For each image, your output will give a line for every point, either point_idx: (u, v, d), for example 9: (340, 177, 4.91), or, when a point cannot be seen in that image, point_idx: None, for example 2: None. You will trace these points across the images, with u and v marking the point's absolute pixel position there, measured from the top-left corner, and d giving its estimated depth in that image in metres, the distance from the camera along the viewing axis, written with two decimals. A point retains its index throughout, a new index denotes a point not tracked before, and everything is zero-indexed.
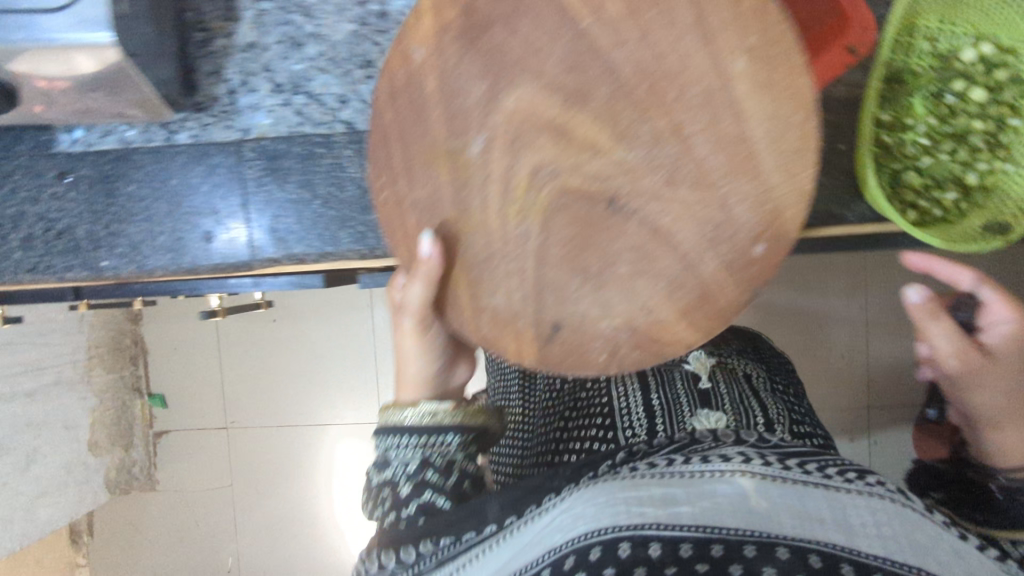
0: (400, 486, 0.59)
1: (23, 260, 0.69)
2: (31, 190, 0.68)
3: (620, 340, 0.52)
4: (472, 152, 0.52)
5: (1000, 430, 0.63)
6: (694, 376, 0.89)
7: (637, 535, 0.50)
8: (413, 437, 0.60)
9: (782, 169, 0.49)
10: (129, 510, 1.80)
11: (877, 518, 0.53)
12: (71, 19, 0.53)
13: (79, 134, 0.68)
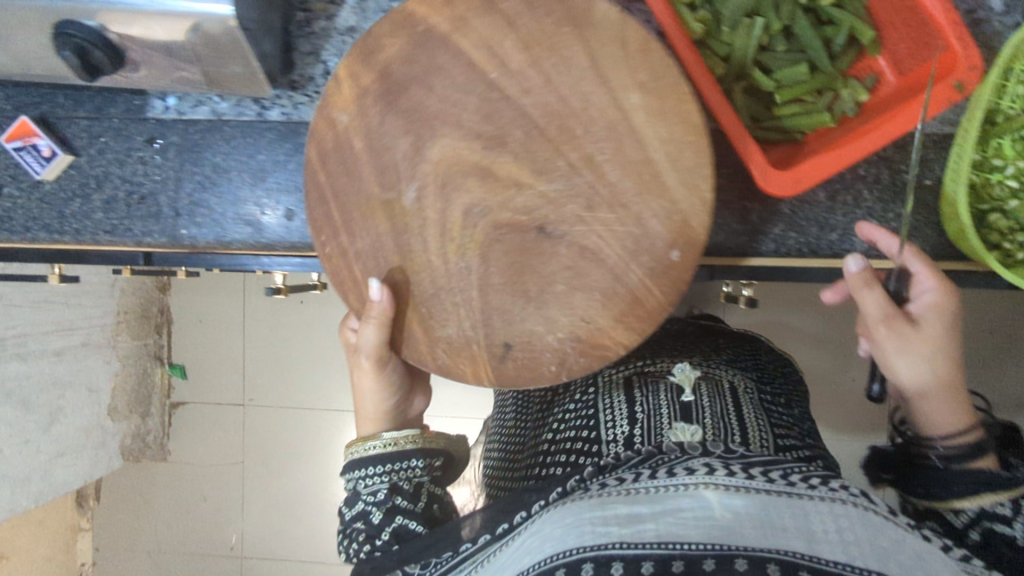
0: (371, 515, 0.70)
1: (103, 220, 0.71)
2: (121, 153, 0.70)
3: (566, 349, 0.64)
4: (404, 199, 0.65)
5: (926, 399, 0.69)
6: (679, 388, 0.83)
7: (600, 556, 0.51)
8: (380, 466, 0.72)
9: (683, 183, 0.62)
10: (138, 481, 1.78)
11: (842, 525, 0.53)
12: None
13: (174, 101, 0.70)
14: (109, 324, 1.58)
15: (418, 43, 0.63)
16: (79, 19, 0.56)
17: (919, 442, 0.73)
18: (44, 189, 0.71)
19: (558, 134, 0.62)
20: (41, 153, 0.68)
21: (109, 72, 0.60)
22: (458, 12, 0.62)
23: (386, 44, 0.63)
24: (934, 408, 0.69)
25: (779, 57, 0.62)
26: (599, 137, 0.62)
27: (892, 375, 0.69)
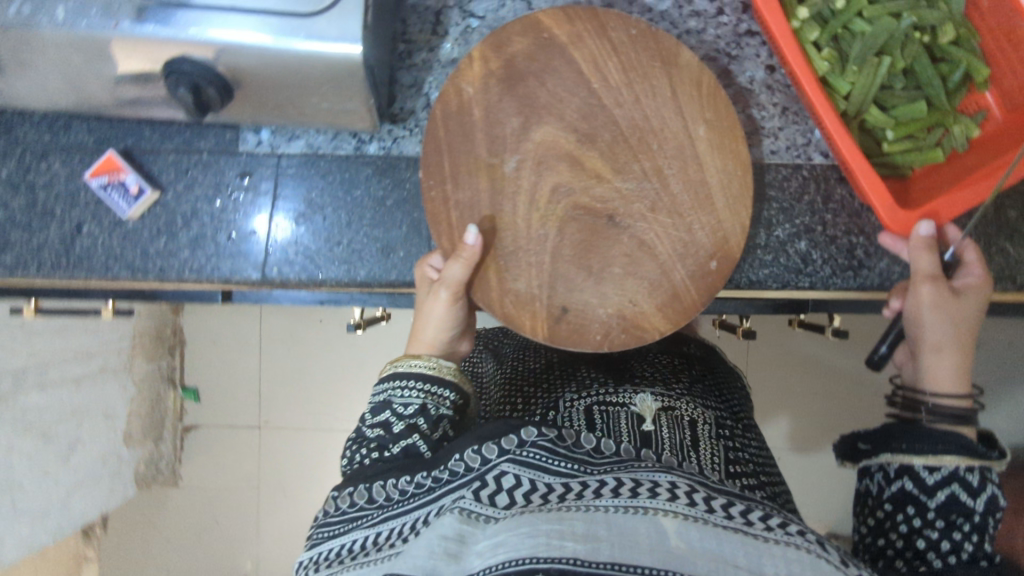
0: (393, 425, 0.63)
1: (188, 259, 0.70)
2: (211, 188, 0.71)
3: (611, 325, 0.63)
4: (506, 169, 0.63)
5: (940, 355, 0.63)
6: (640, 417, 0.74)
7: (554, 570, 0.43)
8: (418, 383, 0.65)
9: (729, 206, 0.64)
10: (149, 508, 1.51)
11: (794, 570, 0.45)
12: (338, 32, 0.53)
13: (267, 135, 0.71)
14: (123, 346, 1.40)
15: (542, 46, 0.63)
16: (191, 55, 0.54)
17: (908, 400, 0.66)
18: (126, 226, 0.69)
19: (638, 143, 0.63)
20: (128, 190, 0.68)
21: (217, 108, 0.58)
22: (579, 27, 0.63)
23: (516, 38, 0.63)
24: (944, 365, 0.63)
25: (898, 94, 0.66)
26: (672, 152, 0.63)
27: (912, 329, 0.64)
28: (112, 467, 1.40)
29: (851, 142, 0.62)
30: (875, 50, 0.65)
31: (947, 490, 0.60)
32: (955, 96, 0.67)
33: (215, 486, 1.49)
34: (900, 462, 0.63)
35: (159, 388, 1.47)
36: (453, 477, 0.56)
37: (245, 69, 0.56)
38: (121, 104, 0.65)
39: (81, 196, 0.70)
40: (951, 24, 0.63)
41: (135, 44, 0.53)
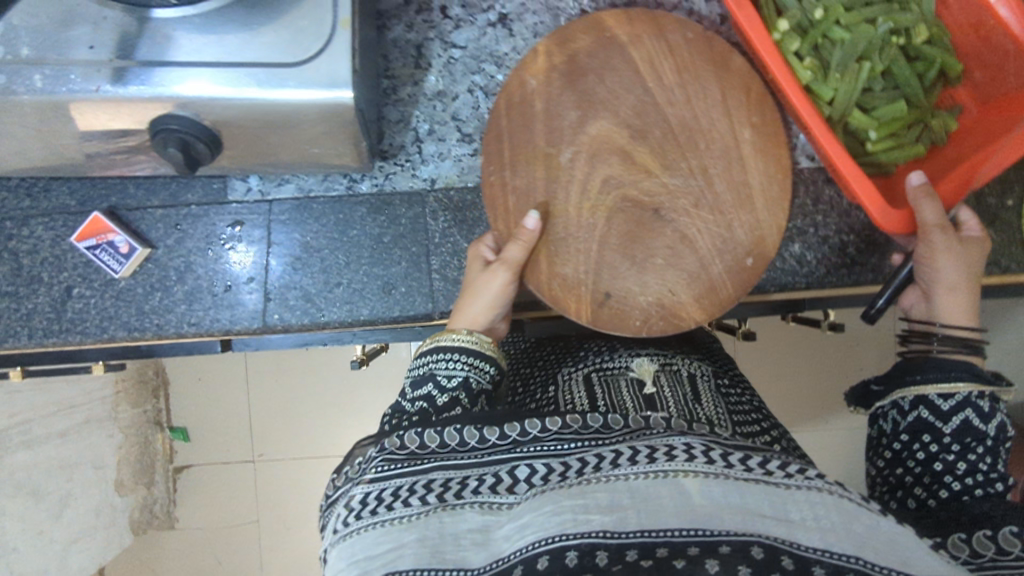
0: (437, 395, 0.60)
1: (185, 312, 0.73)
2: (202, 240, 0.74)
3: (651, 312, 0.64)
4: (562, 159, 0.64)
5: (951, 295, 0.64)
6: (640, 381, 0.74)
7: (585, 544, 0.45)
8: (459, 356, 0.62)
9: (771, 208, 0.64)
10: (137, 560, 1.32)
11: (819, 515, 0.47)
12: (326, 81, 0.52)
13: (255, 182, 0.75)
14: (108, 395, 1.26)
15: (606, 44, 0.65)
16: (176, 112, 0.53)
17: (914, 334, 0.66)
18: (117, 286, 0.73)
19: (687, 141, 0.64)
20: (118, 249, 0.71)
21: (207, 161, 0.57)
22: (638, 28, 0.65)
23: (579, 36, 0.65)
24: (958, 305, 0.64)
25: (878, 95, 0.68)
26: (718, 152, 0.64)
27: (926, 271, 0.64)
28: (106, 518, 1.26)
29: (840, 148, 0.62)
30: (855, 55, 0.67)
31: (962, 416, 0.61)
32: (931, 94, 0.70)
33: (210, 529, 1.32)
34: (914, 393, 0.63)
35: (147, 432, 1.30)
36: (459, 448, 0.54)
37: (231, 120, 0.54)
38: (93, 165, 0.64)
39: (67, 259, 0.73)
40: (924, 25, 0.67)
41: (117, 105, 0.52)
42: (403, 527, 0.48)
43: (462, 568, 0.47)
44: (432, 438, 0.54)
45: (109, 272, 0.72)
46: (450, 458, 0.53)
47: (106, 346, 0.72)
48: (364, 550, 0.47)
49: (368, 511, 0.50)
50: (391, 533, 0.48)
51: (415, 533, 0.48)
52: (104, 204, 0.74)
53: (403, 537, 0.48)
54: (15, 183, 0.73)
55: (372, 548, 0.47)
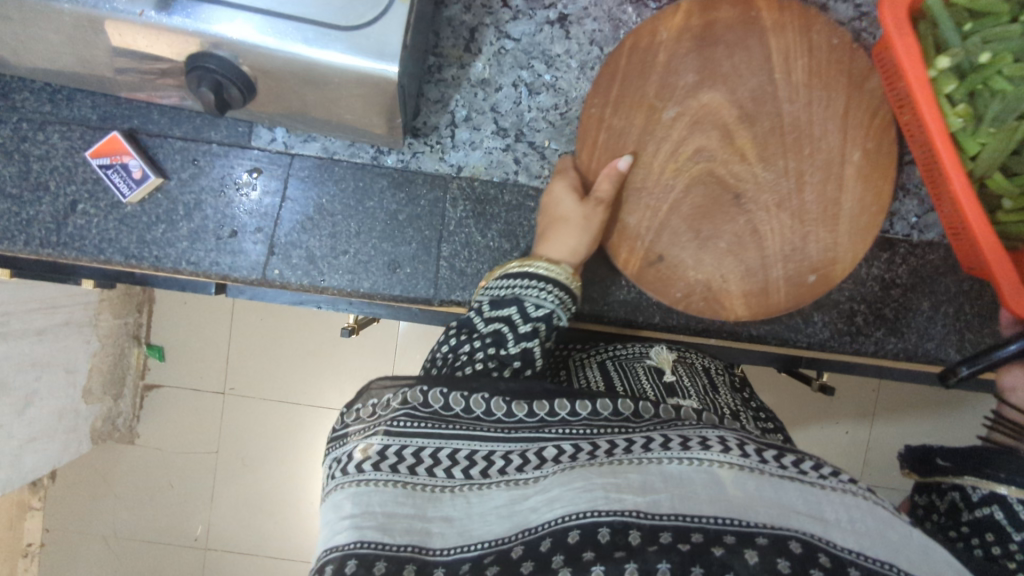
0: (520, 324, 0.63)
1: (186, 251, 0.73)
2: (216, 181, 0.73)
3: (695, 287, 0.67)
4: (665, 115, 0.66)
5: None
6: (658, 370, 0.73)
7: (618, 522, 0.46)
8: (552, 288, 0.66)
9: (849, 233, 0.65)
10: (90, 470, 1.31)
11: (855, 517, 0.47)
12: (377, 51, 0.51)
13: (281, 134, 0.74)
14: (91, 301, 1.19)
15: (748, 23, 0.65)
16: (218, 53, 0.51)
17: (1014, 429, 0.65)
18: (123, 210, 0.72)
19: (793, 141, 0.65)
20: (131, 173, 0.71)
21: (237, 106, 0.56)
22: (786, 18, 0.65)
23: (724, 7, 0.65)
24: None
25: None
26: (820, 161, 0.65)
27: None
28: (68, 421, 1.20)
29: (975, 202, 0.60)
30: (1015, 113, 0.62)
31: None
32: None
33: (170, 456, 1.30)
34: (988, 489, 0.60)
35: (124, 343, 1.27)
36: (483, 419, 0.56)
37: (269, 70, 0.53)
38: (120, 84, 0.62)
39: (77, 173, 0.72)
40: None
41: (159, 34, 0.50)
42: (426, 502, 0.50)
43: (488, 539, 0.48)
44: (458, 402, 0.57)
45: (117, 195, 0.72)
46: (478, 431, 0.55)
47: (100, 266, 0.72)
48: (380, 506, 0.48)
49: (388, 466, 0.51)
50: (412, 502, 0.50)
51: (440, 508, 0.50)
52: (124, 124, 0.73)
53: (426, 510, 0.49)
54: (39, 86, 0.72)
55: (393, 505, 0.49)
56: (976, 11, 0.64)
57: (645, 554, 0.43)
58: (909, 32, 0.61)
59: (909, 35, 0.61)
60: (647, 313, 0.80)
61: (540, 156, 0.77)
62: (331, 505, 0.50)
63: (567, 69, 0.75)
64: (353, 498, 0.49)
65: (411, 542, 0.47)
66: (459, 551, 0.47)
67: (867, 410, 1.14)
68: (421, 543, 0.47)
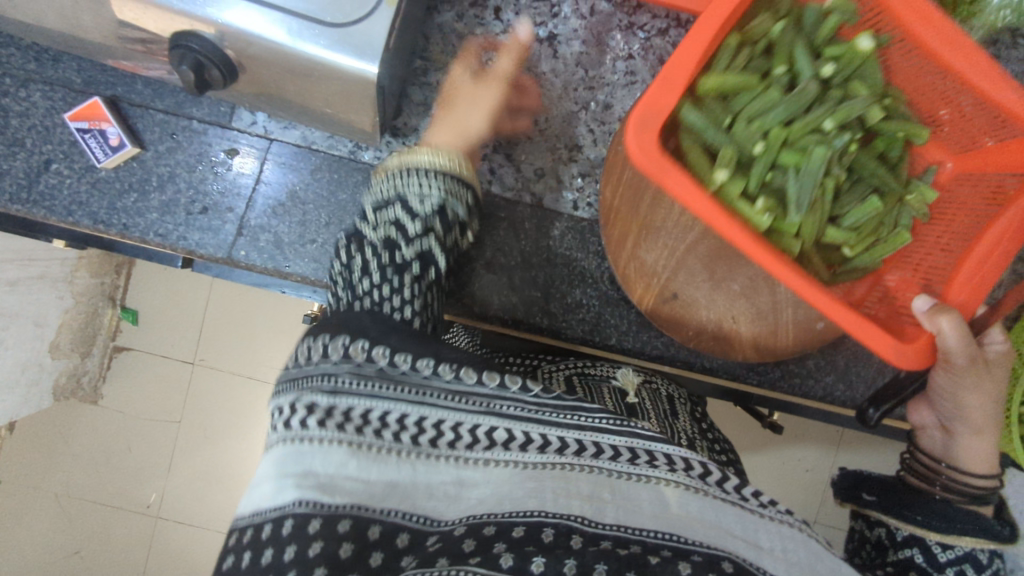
0: (409, 224, 0.62)
1: (155, 222, 0.74)
2: (193, 156, 0.75)
3: (707, 325, 0.68)
4: None
5: (976, 438, 0.64)
6: (622, 391, 0.76)
7: (563, 525, 0.49)
8: (439, 176, 0.63)
9: None
10: (43, 427, 1.30)
11: (789, 548, 0.52)
12: (355, 52, 0.53)
13: (262, 118, 0.76)
14: (69, 257, 1.15)
15: None
16: (200, 32, 0.52)
17: (923, 469, 0.67)
18: (96, 174, 0.74)
19: None
20: (109, 140, 0.73)
21: (218, 86, 0.57)
22: None
23: None
24: (976, 446, 0.64)
25: (845, 205, 0.58)
26: None
27: (949, 410, 0.64)
28: (31, 375, 1.16)
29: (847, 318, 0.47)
30: (813, 185, 0.54)
31: (957, 566, 0.63)
32: (902, 168, 0.60)
33: (128, 421, 1.30)
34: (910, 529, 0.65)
35: (99, 303, 1.25)
36: (431, 383, 0.53)
37: (253, 57, 0.55)
38: (105, 50, 0.63)
39: (55, 133, 0.74)
40: (876, 107, 0.56)
41: (145, 9, 0.52)
42: (369, 462, 0.49)
43: (431, 516, 0.50)
44: (384, 356, 0.52)
45: (92, 159, 0.73)
46: (427, 396, 0.53)
47: (68, 228, 0.74)
48: (322, 467, 0.48)
49: (334, 424, 0.49)
50: (359, 466, 0.49)
51: (382, 472, 0.50)
52: (108, 91, 0.75)
53: (370, 475, 0.49)
54: (27, 45, 0.73)
55: (333, 466, 0.48)
56: (727, 92, 0.55)
57: (584, 554, 0.47)
58: (674, 167, 0.45)
59: (677, 171, 0.45)
60: (604, 333, 0.79)
61: (515, 169, 0.79)
62: (270, 460, 0.49)
63: (551, 87, 0.78)
64: (292, 458, 0.48)
65: (352, 500, 0.48)
66: (399, 516, 0.49)
67: (833, 437, 1.15)
68: (362, 501, 0.48)
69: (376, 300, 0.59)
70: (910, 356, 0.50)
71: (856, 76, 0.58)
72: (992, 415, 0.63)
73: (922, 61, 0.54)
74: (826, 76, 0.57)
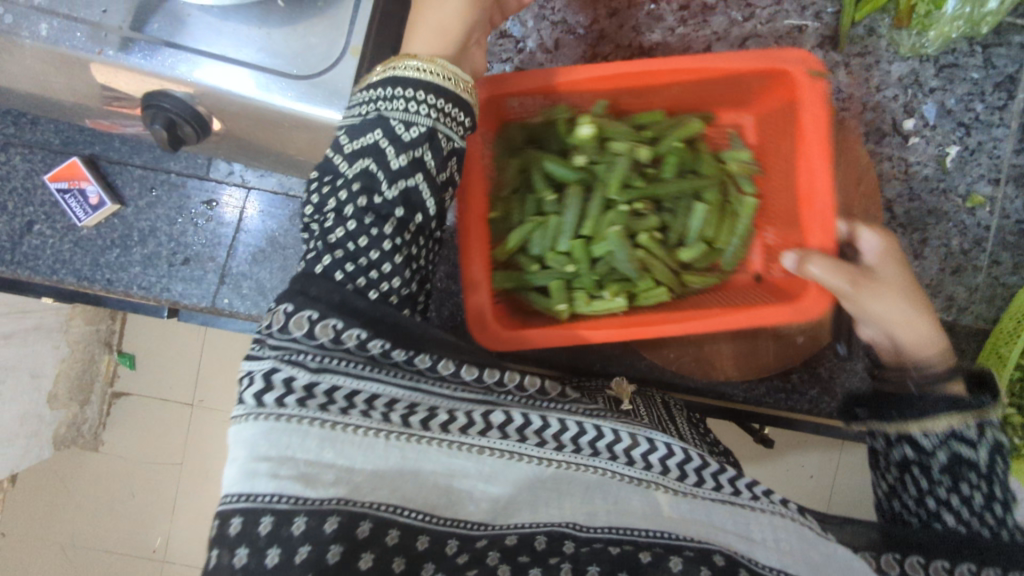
0: (391, 160, 0.53)
1: (138, 275, 0.76)
2: (173, 209, 0.77)
3: (686, 351, 0.75)
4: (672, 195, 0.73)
5: (910, 325, 0.61)
6: (615, 399, 0.69)
7: (554, 531, 0.48)
8: (432, 99, 0.54)
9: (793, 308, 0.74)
10: (43, 479, 1.30)
11: (780, 537, 0.50)
12: (327, 100, 0.54)
13: (239, 168, 0.77)
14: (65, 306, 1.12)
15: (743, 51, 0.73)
16: (171, 91, 0.54)
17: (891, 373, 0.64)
18: (79, 232, 0.76)
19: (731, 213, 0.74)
20: (88, 199, 0.75)
21: (191, 142, 0.58)
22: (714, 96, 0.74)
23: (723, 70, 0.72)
24: (919, 331, 0.61)
25: (687, 227, 0.73)
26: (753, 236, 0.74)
27: (872, 325, 0.64)
28: (28, 427, 1.15)
29: (744, 317, 0.60)
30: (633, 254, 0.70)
31: (948, 451, 0.57)
32: (704, 161, 0.74)
33: (125, 469, 1.29)
34: (894, 428, 0.61)
35: (94, 351, 1.22)
36: (426, 372, 0.52)
37: (223, 110, 0.55)
38: (80, 110, 0.64)
39: (35, 195, 0.76)
40: (637, 146, 0.71)
41: (116, 71, 0.53)
42: (352, 448, 0.45)
43: (423, 510, 0.46)
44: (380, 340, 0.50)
45: (73, 218, 0.75)
46: (422, 382, 0.51)
47: (52, 286, 0.76)
48: (302, 453, 0.44)
49: (315, 404, 0.46)
50: (337, 450, 0.45)
51: (365, 459, 0.46)
52: (87, 151, 0.77)
53: (352, 461, 0.45)
54: (4, 110, 0.75)
55: (313, 452, 0.44)
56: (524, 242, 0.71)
57: (577, 558, 0.47)
58: (510, 337, 0.62)
59: (513, 338, 0.62)
60: (587, 360, 0.81)
61: None
62: (240, 440, 0.44)
63: None
64: (265, 439, 0.44)
65: (335, 494, 0.43)
66: (388, 510, 0.45)
67: (838, 446, 1.12)
68: (348, 495, 0.44)
69: (355, 257, 0.52)
70: (816, 306, 0.60)
71: (608, 139, 0.72)
72: (909, 298, 0.62)
73: (646, 91, 0.69)
74: (583, 164, 0.72)
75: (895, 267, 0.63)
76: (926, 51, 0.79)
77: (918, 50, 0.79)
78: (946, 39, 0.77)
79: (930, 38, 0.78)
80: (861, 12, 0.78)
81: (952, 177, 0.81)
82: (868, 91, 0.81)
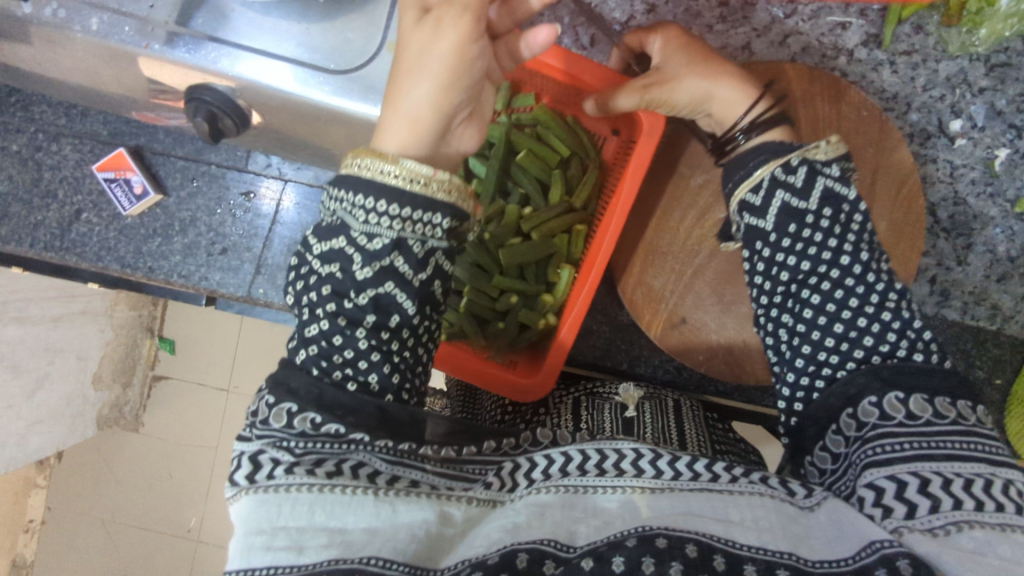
0: (356, 270, 0.47)
1: (178, 264, 0.79)
2: (213, 201, 0.79)
3: (716, 351, 0.74)
4: (692, 182, 0.73)
5: (717, 98, 0.61)
6: (622, 406, 0.70)
7: (535, 550, 0.41)
8: (394, 207, 0.46)
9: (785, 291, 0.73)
10: (87, 458, 1.35)
11: (759, 516, 0.43)
12: (363, 93, 0.54)
13: (276, 161, 0.79)
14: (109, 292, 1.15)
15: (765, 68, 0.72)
16: (213, 85, 0.55)
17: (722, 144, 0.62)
18: (123, 221, 0.79)
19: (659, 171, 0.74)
20: (132, 188, 0.77)
21: (230, 134, 0.60)
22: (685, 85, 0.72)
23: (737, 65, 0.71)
24: (726, 94, 0.61)
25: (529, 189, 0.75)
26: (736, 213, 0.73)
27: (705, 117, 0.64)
28: (73, 408, 1.19)
29: (630, 184, 0.63)
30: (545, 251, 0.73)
31: (777, 202, 0.54)
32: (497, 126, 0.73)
33: (163, 451, 1.33)
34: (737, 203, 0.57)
35: (137, 335, 1.25)
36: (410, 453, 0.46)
37: (263, 104, 0.57)
38: (126, 103, 0.66)
39: (84, 184, 0.79)
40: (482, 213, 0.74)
41: (162, 65, 0.54)
42: (341, 510, 0.40)
43: (412, 564, 0.40)
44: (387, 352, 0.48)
45: (118, 206, 0.78)
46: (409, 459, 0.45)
47: (97, 272, 0.79)
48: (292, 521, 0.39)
49: (303, 469, 0.41)
50: (327, 512, 0.40)
51: (358, 519, 0.41)
52: (132, 141, 0.79)
53: (344, 521, 0.40)
54: (57, 101, 0.78)
55: (305, 518, 0.40)
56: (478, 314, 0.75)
57: None
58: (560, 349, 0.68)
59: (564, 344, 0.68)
60: (615, 359, 0.81)
61: None
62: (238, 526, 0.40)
63: None
64: (256, 515, 0.40)
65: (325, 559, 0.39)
66: (378, 565, 0.39)
67: None
68: (341, 555, 0.39)
69: (330, 354, 0.48)
70: (653, 128, 0.63)
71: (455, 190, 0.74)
72: (695, 70, 0.61)
73: None
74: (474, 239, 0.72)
75: (671, 51, 0.63)
76: (977, 49, 0.76)
77: (968, 48, 0.76)
78: (998, 37, 0.75)
79: (981, 37, 0.75)
80: (908, 10, 0.76)
81: (1000, 181, 0.79)
82: (915, 90, 0.79)
